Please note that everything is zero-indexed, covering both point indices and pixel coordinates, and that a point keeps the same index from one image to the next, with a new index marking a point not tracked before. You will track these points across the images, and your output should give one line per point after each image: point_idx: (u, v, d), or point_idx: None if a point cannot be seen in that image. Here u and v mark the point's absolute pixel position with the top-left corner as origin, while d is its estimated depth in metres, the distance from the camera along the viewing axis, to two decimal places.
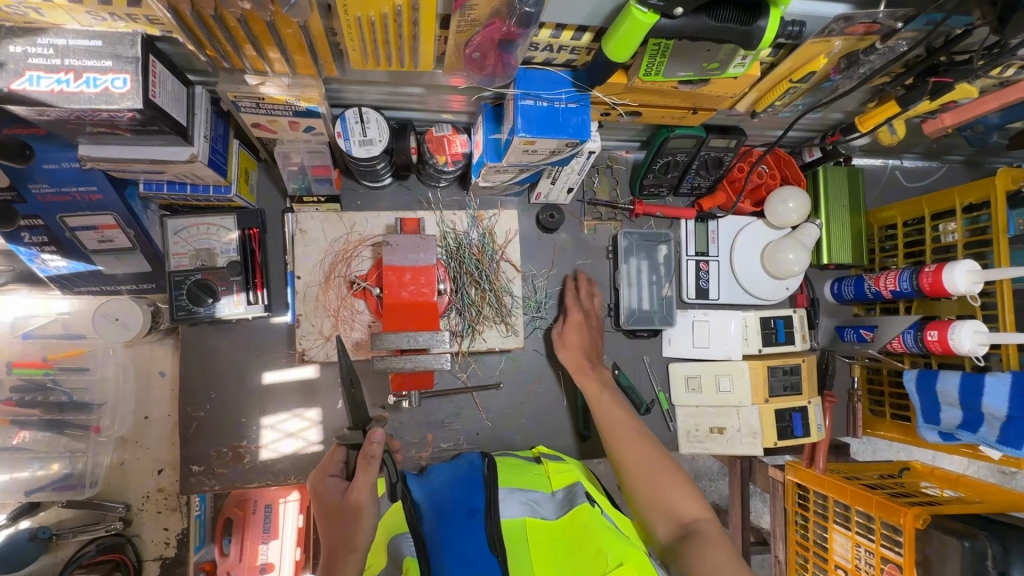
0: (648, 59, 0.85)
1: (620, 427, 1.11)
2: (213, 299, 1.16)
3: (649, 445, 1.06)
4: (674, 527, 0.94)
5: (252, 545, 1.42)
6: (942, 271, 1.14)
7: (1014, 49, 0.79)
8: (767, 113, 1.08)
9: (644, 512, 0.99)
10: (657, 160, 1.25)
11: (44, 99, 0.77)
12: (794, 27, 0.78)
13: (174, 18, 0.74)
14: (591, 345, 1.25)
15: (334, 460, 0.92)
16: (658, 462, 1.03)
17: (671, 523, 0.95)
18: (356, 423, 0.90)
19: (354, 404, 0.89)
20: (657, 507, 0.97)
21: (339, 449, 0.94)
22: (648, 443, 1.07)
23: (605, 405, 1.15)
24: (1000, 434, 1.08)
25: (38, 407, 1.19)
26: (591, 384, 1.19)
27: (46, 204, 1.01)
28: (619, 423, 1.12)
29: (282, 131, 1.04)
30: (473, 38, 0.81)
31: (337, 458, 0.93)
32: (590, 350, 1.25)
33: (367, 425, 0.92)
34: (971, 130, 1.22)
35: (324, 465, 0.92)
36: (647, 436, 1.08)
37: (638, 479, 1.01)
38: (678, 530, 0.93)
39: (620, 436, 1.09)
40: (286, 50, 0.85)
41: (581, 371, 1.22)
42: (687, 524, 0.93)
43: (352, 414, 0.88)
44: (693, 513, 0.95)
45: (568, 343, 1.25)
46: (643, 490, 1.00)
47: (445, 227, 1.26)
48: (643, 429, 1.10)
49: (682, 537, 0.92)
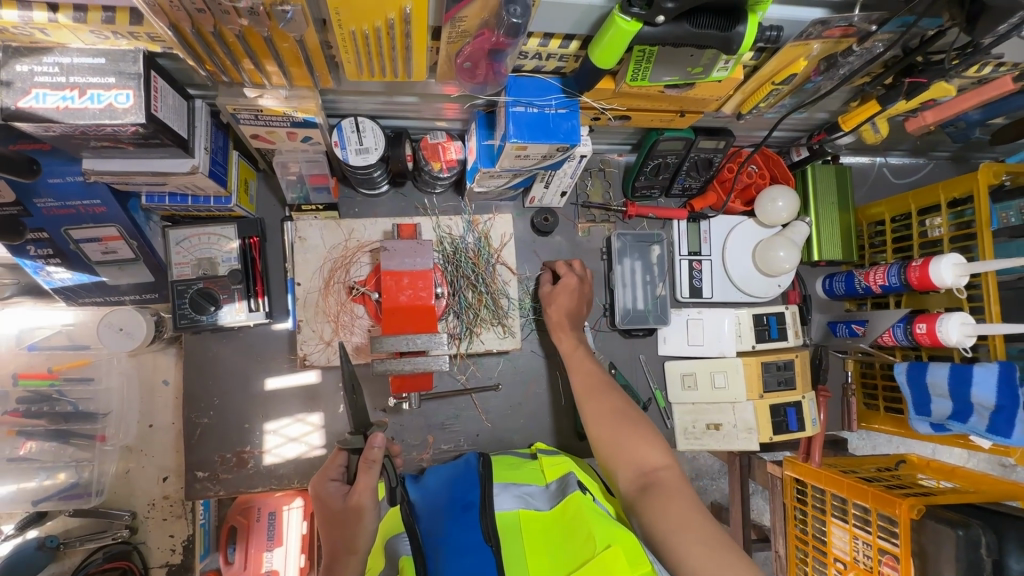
0: (633, 66, 0.88)
1: (591, 383, 1.12)
2: (215, 308, 1.18)
3: (619, 399, 1.07)
4: (634, 475, 0.92)
5: (257, 552, 1.36)
6: (929, 265, 1.16)
7: (985, 48, 0.82)
8: (753, 114, 1.11)
9: (608, 463, 0.99)
10: (648, 162, 1.27)
11: (50, 116, 0.79)
12: (773, 32, 0.82)
13: (175, 35, 0.77)
14: (577, 306, 1.27)
15: (335, 464, 0.93)
16: (625, 413, 1.03)
17: (633, 471, 0.93)
18: (356, 427, 0.91)
19: (354, 409, 0.89)
20: (619, 456, 0.96)
21: (340, 453, 0.95)
22: (618, 398, 1.07)
23: (579, 368, 1.17)
24: (990, 423, 1.11)
25: (44, 417, 1.21)
26: (570, 342, 1.22)
27: (52, 217, 1.03)
28: (593, 379, 1.13)
29: (281, 141, 1.07)
30: (464, 48, 0.84)
31: (338, 461, 0.94)
32: (575, 312, 1.26)
33: (369, 429, 0.93)
34: (954, 126, 1.25)
35: (325, 469, 0.92)
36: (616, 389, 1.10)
37: (605, 430, 1.02)
38: (639, 478, 0.92)
39: (591, 391, 1.11)
40: (283, 64, 0.88)
41: (562, 329, 1.24)
42: (649, 472, 0.92)
43: (352, 418, 0.89)
44: (654, 461, 0.93)
45: (554, 302, 1.26)
46: (608, 441, 1.00)
47: (441, 232, 1.28)
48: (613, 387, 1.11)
49: (642, 484, 0.90)
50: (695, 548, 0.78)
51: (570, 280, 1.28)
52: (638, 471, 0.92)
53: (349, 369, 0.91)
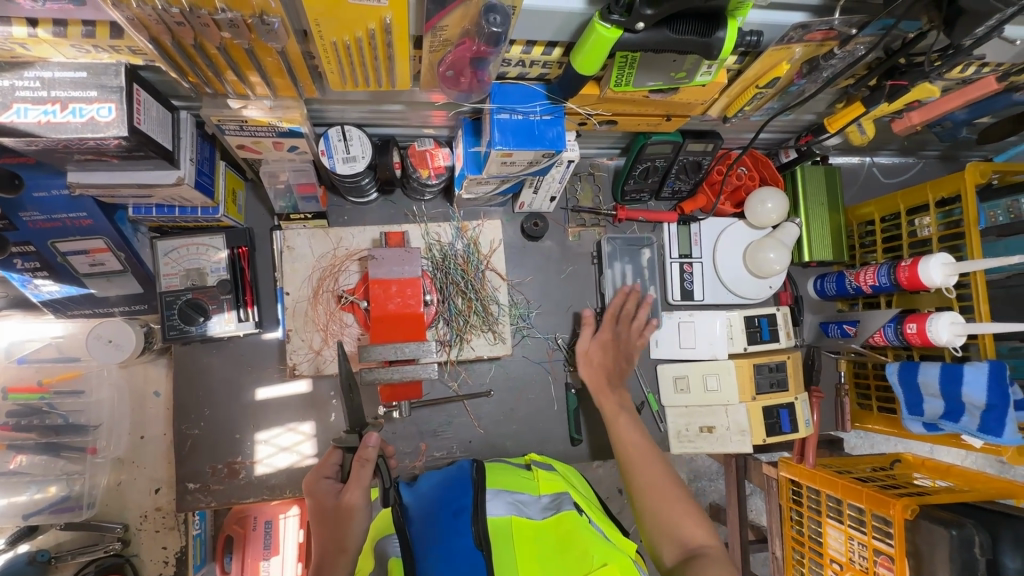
0: (617, 71, 0.88)
1: (638, 449, 1.03)
2: (204, 318, 1.18)
3: (666, 469, 0.98)
4: (679, 551, 0.87)
5: (253, 561, 1.39)
6: (918, 265, 1.17)
7: (966, 49, 0.82)
8: (739, 117, 1.11)
9: (651, 535, 0.92)
10: (637, 166, 1.28)
11: (32, 130, 0.79)
12: (753, 37, 0.82)
13: (155, 49, 0.77)
14: (614, 366, 1.24)
15: (329, 461, 0.91)
16: (670, 488, 0.95)
17: (676, 548, 0.88)
18: (352, 426, 0.92)
19: (352, 408, 0.91)
20: (663, 531, 0.90)
21: (335, 450, 0.92)
22: (665, 466, 0.99)
23: (621, 434, 1.07)
24: (981, 423, 1.11)
25: (34, 431, 1.20)
26: (611, 405, 1.16)
27: (39, 230, 1.03)
28: (635, 444, 1.04)
29: (267, 151, 1.07)
30: (446, 57, 0.84)
31: (333, 459, 0.91)
32: (612, 371, 1.23)
33: (364, 428, 0.94)
34: (941, 126, 1.25)
35: (319, 467, 0.89)
36: (662, 456, 1.01)
37: (650, 502, 0.94)
38: (684, 554, 0.86)
39: (640, 457, 1.01)
40: (265, 75, 0.88)
41: (602, 391, 1.20)
42: (696, 550, 0.86)
43: (351, 418, 0.91)
44: (699, 539, 0.88)
45: (590, 358, 1.25)
46: (652, 511, 0.93)
47: (430, 239, 1.29)
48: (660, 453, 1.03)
49: (686, 558, 0.85)
50: None
51: (604, 337, 1.27)
52: (682, 547, 0.87)
53: (347, 368, 0.91)
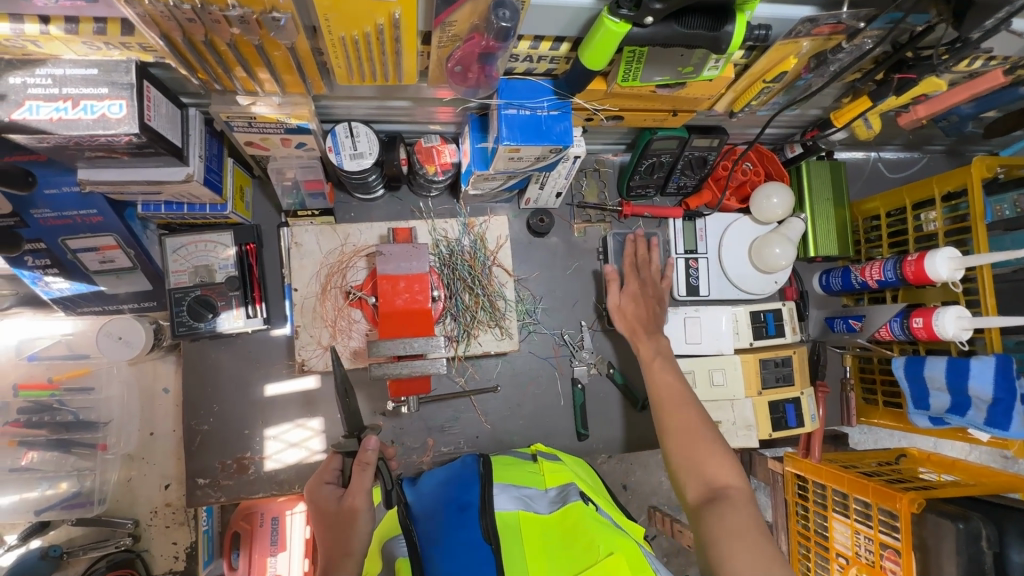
0: (624, 66, 0.88)
1: (669, 392, 1.09)
2: (214, 314, 1.18)
3: (695, 414, 1.03)
4: (703, 489, 0.92)
5: (261, 558, 1.40)
6: (924, 259, 1.17)
7: (974, 42, 0.83)
8: (745, 112, 1.11)
9: (677, 473, 0.97)
10: (643, 162, 1.28)
11: (43, 127, 0.80)
12: (761, 30, 0.82)
13: (166, 45, 0.77)
14: (650, 314, 1.26)
15: (329, 468, 0.94)
16: (699, 429, 1.00)
17: (699, 485, 0.93)
18: (350, 431, 0.95)
19: (348, 412, 0.94)
20: (687, 469, 0.95)
21: (335, 457, 0.96)
22: (695, 410, 1.04)
23: (656, 377, 1.13)
24: (987, 417, 1.11)
25: (45, 427, 1.22)
26: (647, 351, 1.19)
27: (50, 228, 1.04)
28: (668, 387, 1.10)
29: (275, 148, 1.07)
30: (455, 52, 0.84)
31: (333, 466, 0.95)
32: (649, 318, 1.25)
33: (360, 431, 0.97)
34: (947, 120, 1.25)
35: (320, 473, 0.93)
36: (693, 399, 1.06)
37: (678, 441, 1.00)
38: (706, 492, 0.91)
39: (671, 400, 1.07)
40: (275, 71, 0.88)
41: (640, 338, 1.22)
42: (717, 489, 0.91)
43: (347, 422, 0.94)
44: (723, 478, 0.92)
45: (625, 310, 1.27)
46: (680, 452, 0.98)
47: (437, 235, 1.29)
48: (692, 397, 1.07)
49: (708, 498, 0.90)
50: (745, 559, 0.79)
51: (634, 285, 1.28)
52: (705, 484, 0.92)
53: (341, 373, 0.93)
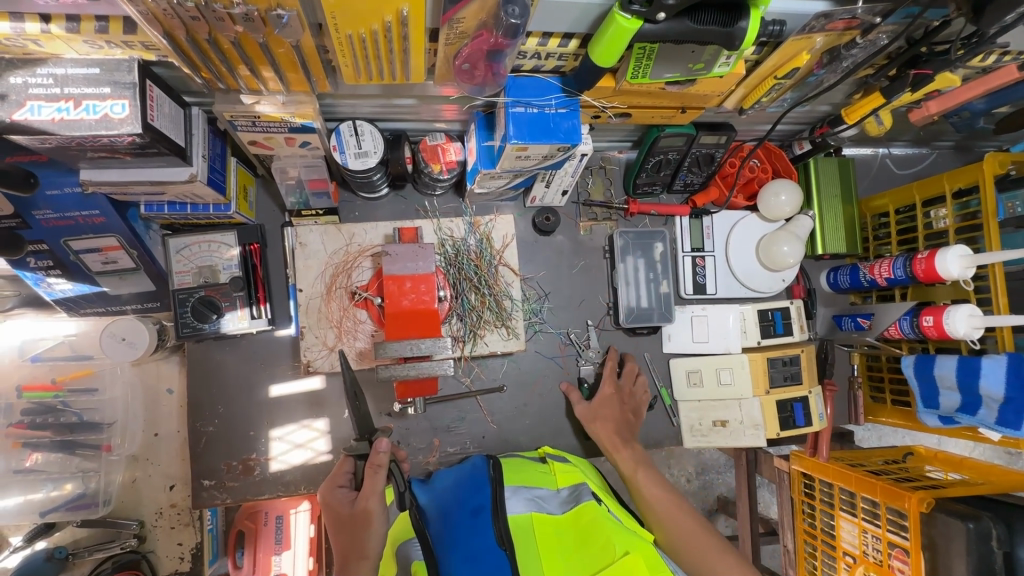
0: (634, 62, 0.87)
1: (663, 502, 1.04)
2: (218, 315, 1.18)
3: (693, 521, 0.99)
4: None
5: (266, 556, 1.41)
6: (935, 257, 1.16)
7: (991, 38, 0.81)
8: (755, 108, 1.10)
9: None
10: (650, 159, 1.26)
11: (45, 128, 0.79)
12: (775, 26, 0.80)
13: (169, 44, 0.76)
14: (623, 422, 1.24)
15: (342, 471, 0.95)
16: (702, 536, 0.96)
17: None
18: (361, 434, 0.97)
19: (359, 415, 0.96)
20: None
21: (347, 459, 0.97)
22: (686, 513, 1.01)
23: (640, 485, 1.09)
24: (998, 416, 1.10)
25: (49, 429, 1.21)
26: (627, 462, 1.14)
27: (51, 229, 1.02)
28: (657, 499, 1.05)
29: (279, 147, 1.06)
30: (462, 50, 0.83)
31: (345, 469, 0.96)
32: (621, 424, 1.24)
33: (372, 434, 0.99)
34: (958, 116, 1.24)
35: (333, 476, 0.94)
36: (687, 506, 1.03)
37: (684, 550, 0.96)
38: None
39: (667, 510, 1.02)
40: (279, 70, 0.87)
41: (617, 448, 1.18)
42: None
43: (357, 425, 0.96)
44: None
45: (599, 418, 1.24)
46: (689, 567, 0.94)
47: (443, 234, 1.28)
48: (680, 499, 1.05)
49: None
50: None
51: (605, 390, 1.28)
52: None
53: (352, 376, 0.96)
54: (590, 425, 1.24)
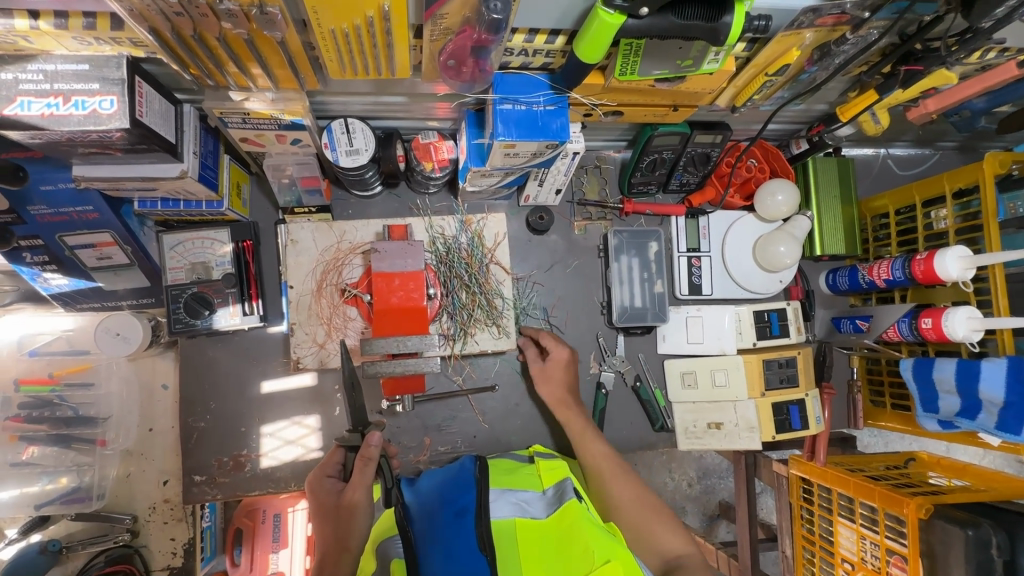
0: (621, 59, 0.86)
1: (602, 463, 1.09)
2: (210, 311, 1.18)
3: (635, 482, 1.06)
4: (659, 562, 0.96)
5: (262, 554, 1.43)
6: (934, 259, 1.14)
7: (985, 32, 0.80)
8: (748, 106, 1.09)
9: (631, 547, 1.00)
10: (643, 158, 1.26)
11: (35, 123, 0.80)
12: (761, 21, 0.79)
13: (156, 40, 0.76)
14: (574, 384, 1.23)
15: (332, 461, 0.98)
16: (644, 501, 1.03)
17: (657, 560, 0.96)
18: (354, 426, 0.97)
19: (354, 407, 0.94)
20: (641, 545, 0.98)
21: (338, 450, 1.00)
22: (634, 479, 1.06)
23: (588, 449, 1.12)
24: (998, 420, 1.07)
25: (45, 422, 1.24)
26: (575, 424, 1.16)
27: (46, 224, 1.04)
28: (601, 462, 1.09)
29: (270, 144, 1.07)
30: (447, 46, 0.83)
31: (335, 459, 0.99)
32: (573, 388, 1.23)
33: (366, 427, 1.01)
34: (959, 115, 1.22)
35: (322, 466, 0.97)
36: (629, 470, 1.08)
37: (627, 514, 1.02)
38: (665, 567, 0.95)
39: (610, 473, 1.08)
40: (267, 66, 0.87)
41: (564, 406, 1.19)
42: (676, 561, 0.95)
43: (353, 416, 0.94)
44: (677, 548, 0.97)
45: (550, 376, 1.22)
46: (638, 527, 1.00)
47: (434, 232, 1.27)
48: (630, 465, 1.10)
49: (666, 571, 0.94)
50: None
51: (561, 354, 1.23)
52: (663, 559, 0.96)
53: (350, 368, 0.96)
54: (541, 389, 1.22)
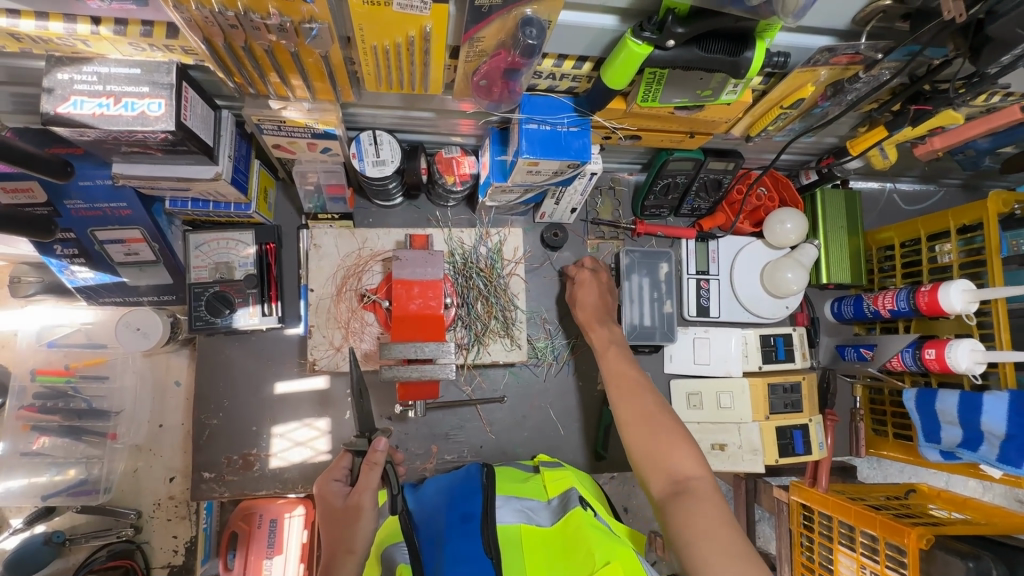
0: (644, 87, 0.90)
1: (628, 381, 1.08)
2: (230, 310, 1.21)
3: (650, 401, 1.02)
4: (665, 481, 0.90)
5: (257, 559, 1.32)
6: (938, 291, 1.17)
7: (991, 78, 0.83)
8: (762, 136, 1.13)
9: (638, 465, 0.96)
10: (657, 182, 1.30)
11: (85, 122, 0.84)
12: (780, 58, 0.84)
13: (207, 49, 0.80)
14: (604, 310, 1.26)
15: (339, 465, 0.96)
16: (657, 416, 0.99)
17: (665, 479, 0.91)
18: (362, 430, 0.94)
19: (361, 413, 0.93)
20: (651, 463, 0.94)
21: (345, 455, 0.97)
22: (651, 397, 1.03)
23: (611, 360, 1.14)
24: (1000, 453, 1.09)
25: (58, 413, 1.25)
26: (601, 339, 1.20)
27: (80, 218, 1.07)
28: (633, 380, 1.08)
29: (301, 152, 1.11)
30: (481, 67, 0.87)
31: (343, 463, 0.96)
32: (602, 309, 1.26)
33: (373, 431, 0.97)
34: (964, 154, 1.26)
35: (330, 470, 0.95)
36: (651, 389, 1.05)
37: (642, 433, 0.98)
38: (671, 485, 0.90)
39: (625, 391, 1.06)
40: (307, 77, 0.91)
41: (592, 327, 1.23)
42: (682, 481, 0.89)
43: (359, 421, 0.93)
44: (686, 469, 0.91)
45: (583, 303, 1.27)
46: (644, 442, 0.96)
47: (453, 243, 1.30)
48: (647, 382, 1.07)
49: (672, 490, 0.89)
50: (717, 562, 0.79)
51: (587, 277, 1.30)
52: (670, 477, 0.90)
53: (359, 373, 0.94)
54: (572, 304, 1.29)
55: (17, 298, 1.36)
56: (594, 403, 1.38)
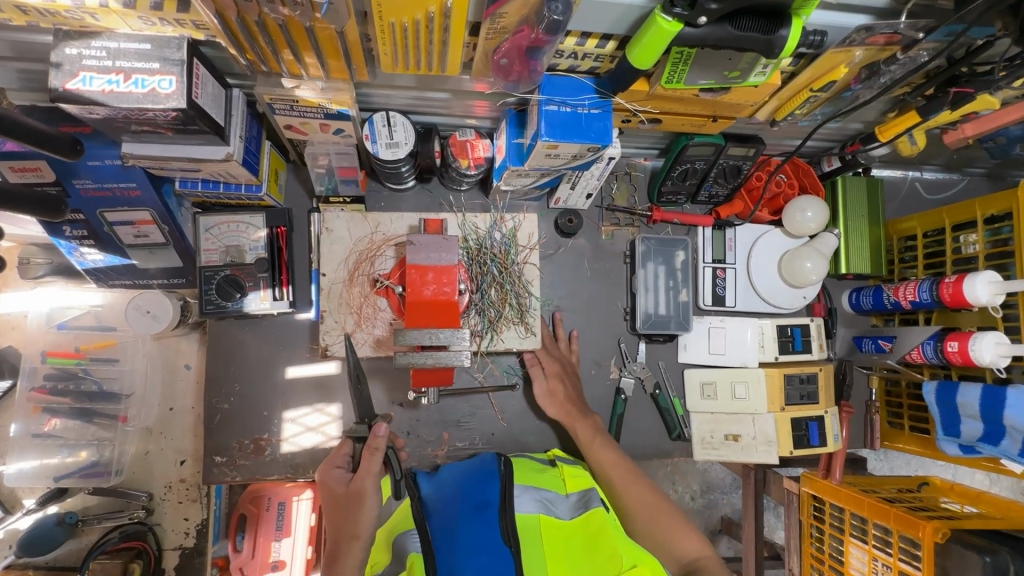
0: (670, 67, 0.87)
1: (618, 471, 1.11)
2: (241, 294, 1.20)
3: (647, 488, 1.07)
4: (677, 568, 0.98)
5: (265, 541, 1.33)
6: (963, 282, 1.14)
7: None
8: (787, 121, 1.10)
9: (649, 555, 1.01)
10: (676, 168, 1.26)
11: (95, 98, 0.81)
12: (816, 36, 0.80)
13: (220, 24, 0.78)
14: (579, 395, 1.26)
15: (341, 453, 0.97)
16: (659, 504, 1.04)
17: (676, 565, 0.98)
18: (361, 417, 0.98)
19: (360, 400, 0.97)
20: (660, 550, 1.00)
21: (347, 442, 0.99)
22: (646, 485, 1.08)
23: (588, 437, 1.18)
24: (1022, 448, 1.07)
25: (69, 396, 1.24)
26: (585, 432, 1.19)
27: (90, 199, 1.05)
28: (622, 472, 1.10)
29: (313, 133, 1.08)
30: (502, 45, 0.84)
31: (344, 451, 0.98)
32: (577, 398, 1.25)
33: (372, 417, 1.00)
34: (994, 142, 1.22)
35: (331, 457, 0.97)
36: (641, 474, 1.10)
37: (641, 521, 1.03)
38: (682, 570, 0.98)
39: (620, 478, 1.09)
40: (321, 55, 0.88)
41: (573, 418, 1.21)
42: (695, 563, 0.97)
43: (358, 408, 0.97)
44: (693, 550, 0.99)
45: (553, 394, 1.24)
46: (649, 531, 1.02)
47: (467, 228, 1.27)
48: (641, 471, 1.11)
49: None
50: None
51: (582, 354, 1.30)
52: (680, 563, 0.98)
53: (356, 360, 0.99)
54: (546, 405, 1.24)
55: (26, 280, 1.34)
56: (605, 392, 1.37)
